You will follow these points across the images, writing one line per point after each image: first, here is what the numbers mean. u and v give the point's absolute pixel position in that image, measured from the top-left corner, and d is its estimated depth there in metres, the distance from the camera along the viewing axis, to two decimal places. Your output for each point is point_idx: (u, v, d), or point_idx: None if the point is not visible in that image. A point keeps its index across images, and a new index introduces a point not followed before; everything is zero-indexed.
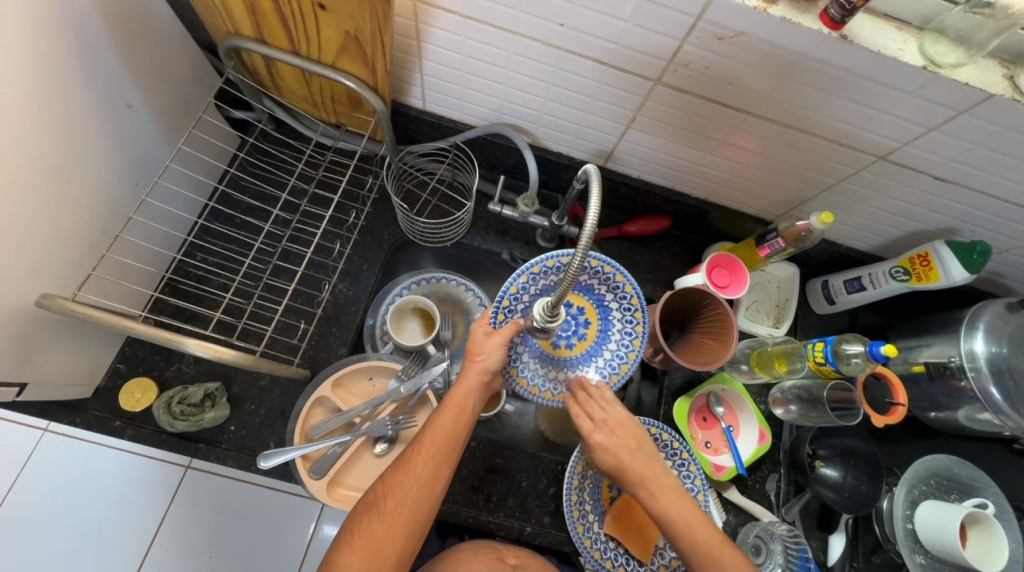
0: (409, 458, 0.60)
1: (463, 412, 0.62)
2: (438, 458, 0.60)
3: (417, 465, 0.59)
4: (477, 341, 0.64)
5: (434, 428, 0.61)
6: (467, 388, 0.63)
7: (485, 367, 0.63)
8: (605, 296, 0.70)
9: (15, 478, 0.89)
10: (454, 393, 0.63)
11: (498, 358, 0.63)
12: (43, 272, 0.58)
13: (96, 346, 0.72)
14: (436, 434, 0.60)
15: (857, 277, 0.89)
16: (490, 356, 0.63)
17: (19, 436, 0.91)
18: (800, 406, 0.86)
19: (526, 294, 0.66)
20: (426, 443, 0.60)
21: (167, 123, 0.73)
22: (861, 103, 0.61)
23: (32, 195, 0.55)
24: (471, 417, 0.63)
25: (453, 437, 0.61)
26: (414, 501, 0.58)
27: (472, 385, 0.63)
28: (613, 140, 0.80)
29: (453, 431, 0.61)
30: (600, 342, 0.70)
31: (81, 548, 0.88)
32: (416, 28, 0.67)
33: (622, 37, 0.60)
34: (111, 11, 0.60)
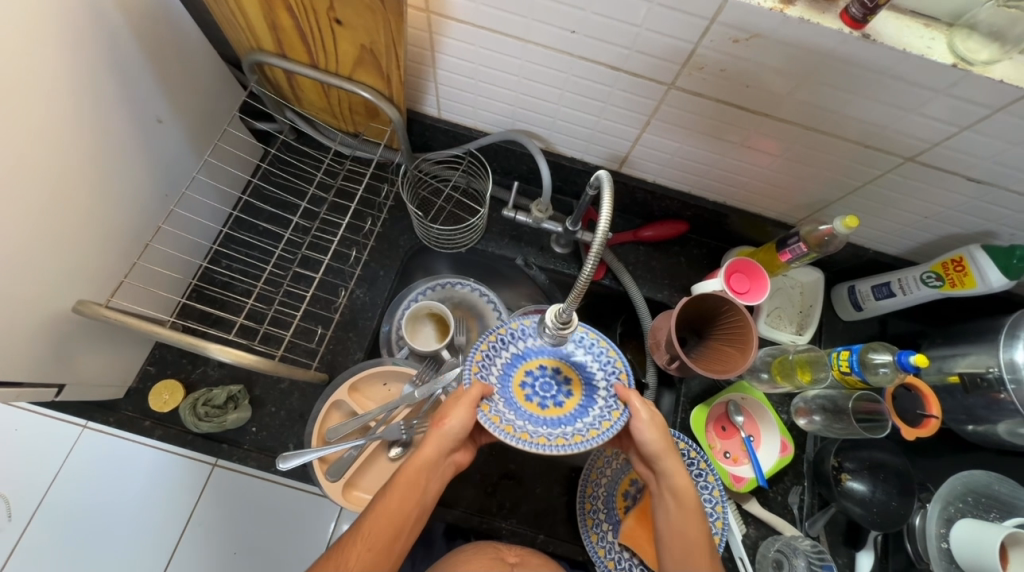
0: (346, 548, 0.57)
1: (414, 490, 0.59)
2: (374, 556, 0.56)
3: (352, 560, 0.56)
4: (446, 404, 0.60)
5: (378, 513, 0.58)
6: (420, 462, 0.59)
7: (445, 436, 0.59)
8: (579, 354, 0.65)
9: (56, 472, 0.94)
10: (407, 468, 0.59)
11: (461, 426, 0.58)
12: (79, 280, 0.62)
13: (129, 349, 0.75)
14: (377, 523, 0.57)
15: (885, 283, 0.85)
16: (452, 422, 0.58)
17: (60, 434, 0.96)
18: (824, 417, 0.83)
19: (491, 362, 0.62)
20: (366, 531, 0.57)
21: (195, 136, 0.77)
22: (886, 103, 0.58)
23: (67, 208, 0.58)
24: (423, 496, 0.60)
25: (396, 523, 0.58)
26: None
27: (425, 461, 0.59)
28: (627, 145, 0.79)
29: (400, 513, 0.58)
30: (589, 394, 0.61)
31: (115, 540, 0.92)
32: (430, 40, 0.68)
33: (635, 43, 0.60)
34: (142, 32, 0.63)
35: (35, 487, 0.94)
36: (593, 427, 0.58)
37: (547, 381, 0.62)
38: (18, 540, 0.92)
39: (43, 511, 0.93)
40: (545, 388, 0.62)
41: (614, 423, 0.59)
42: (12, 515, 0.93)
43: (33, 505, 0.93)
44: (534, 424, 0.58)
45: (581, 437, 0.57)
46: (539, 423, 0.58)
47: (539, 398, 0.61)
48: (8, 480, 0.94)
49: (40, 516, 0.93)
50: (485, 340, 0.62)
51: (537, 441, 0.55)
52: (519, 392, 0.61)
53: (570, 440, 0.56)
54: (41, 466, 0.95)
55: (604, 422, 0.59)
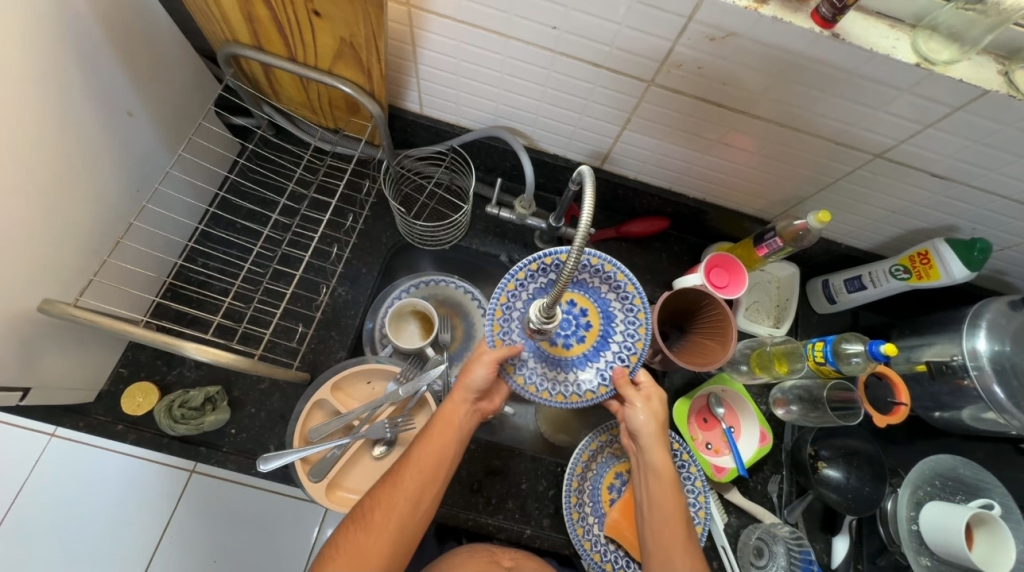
0: (400, 473, 0.61)
1: (450, 429, 0.64)
2: (427, 482, 0.61)
3: (405, 482, 0.61)
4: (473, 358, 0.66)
5: (421, 448, 0.63)
6: (451, 407, 0.65)
7: (469, 385, 0.64)
8: (609, 300, 0.67)
9: (22, 483, 0.90)
10: (442, 410, 0.65)
11: (483, 377, 0.63)
12: (45, 278, 0.59)
13: (99, 351, 0.73)
14: (422, 454, 0.62)
15: (857, 276, 0.88)
16: (474, 374, 0.63)
17: (26, 443, 0.92)
18: (801, 406, 0.85)
19: (520, 297, 0.65)
20: (417, 458, 0.62)
21: (168, 130, 0.75)
22: (855, 101, 0.61)
23: (32, 204, 0.56)
24: (458, 436, 0.64)
25: (443, 452, 0.63)
26: (397, 520, 0.59)
27: (456, 404, 0.65)
28: (609, 142, 0.80)
29: (448, 445, 0.63)
30: (602, 347, 0.65)
31: (85, 553, 0.89)
32: (412, 34, 0.67)
33: (615, 40, 0.61)
34: (110, 21, 0.61)
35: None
36: (587, 389, 0.63)
37: (569, 319, 0.66)
38: None
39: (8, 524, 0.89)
40: (566, 326, 0.65)
41: (596, 397, 0.63)
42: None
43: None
44: (535, 362, 0.64)
45: (563, 396, 0.62)
46: (540, 362, 0.64)
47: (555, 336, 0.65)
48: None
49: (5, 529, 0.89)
50: (525, 268, 0.64)
51: (528, 386, 0.62)
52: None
53: (562, 396, 0.62)
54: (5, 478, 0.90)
55: (601, 386, 0.64)
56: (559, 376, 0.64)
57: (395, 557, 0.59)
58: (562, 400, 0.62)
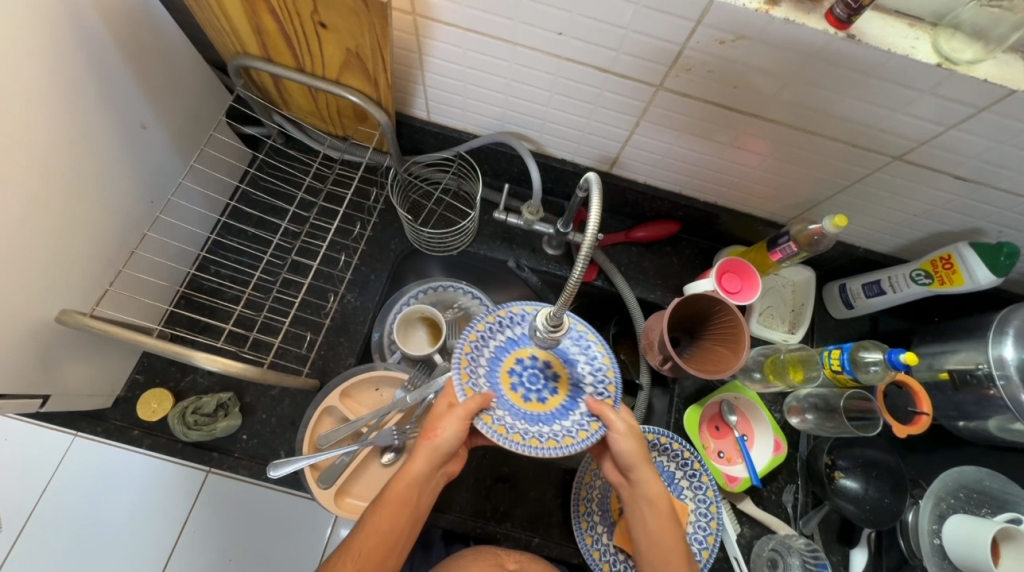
0: (336, 566, 0.56)
1: (403, 507, 0.59)
2: None
3: (346, 569, 0.56)
4: (438, 416, 0.60)
5: (366, 532, 0.58)
6: (409, 480, 0.59)
7: (436, 449, 0.59)
8: (571, 349, 0.65)
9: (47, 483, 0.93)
10: (397, 485, 0.59)
11: (453, 440, 0.58)
12: (63, 289, 0.61)
13: (116, 358, 0.75)
14: (367, 540, 0.57)
15: (875, 281, 0.85)
16: (444, 436, 0.58)
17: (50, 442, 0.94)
18: (817, 415, 0.83)
19: (481, 355, 0.62)
20: (356, 548, 0.57)
21: (180, 141, 0.76)
22: (874, 102, 0.58)
23: (51, 218, 0.58)
24: (413, 511, 0.60)
25: (391, 537, 0.58)
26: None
27: (411, 478, 0.59)
28: (617, 147, 0.79)
29: (397, 526, 0.58)
30: (575, 395, 0.62)
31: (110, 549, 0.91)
32: (417, 42, 0.67)
33: (622, 45, 0.60)
34: (124, 37, 0.62)
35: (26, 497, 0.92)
36: (568, 434, 0.58)
37: (535, 372, 0.63)
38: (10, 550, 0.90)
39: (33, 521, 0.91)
40: (532, 381, 0.63)
41: (580, 440, 0.58)
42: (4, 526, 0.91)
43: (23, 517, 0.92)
44: (512, 416, 0.58)
45: (548, 443, 0.57)
46: (517, 416, 0.59)
47: (523, 390, 0.61)
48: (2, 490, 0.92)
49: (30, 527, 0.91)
50: (484, 320, 0.64)
51: (512, 437, 0.56)
52: (506, 379, 0.62)
53: (544, 442, 0.57)
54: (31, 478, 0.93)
55: (581, 431, 0.59)
56: (540, 426, 0.58)
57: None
58: (549, 446, 0.57)
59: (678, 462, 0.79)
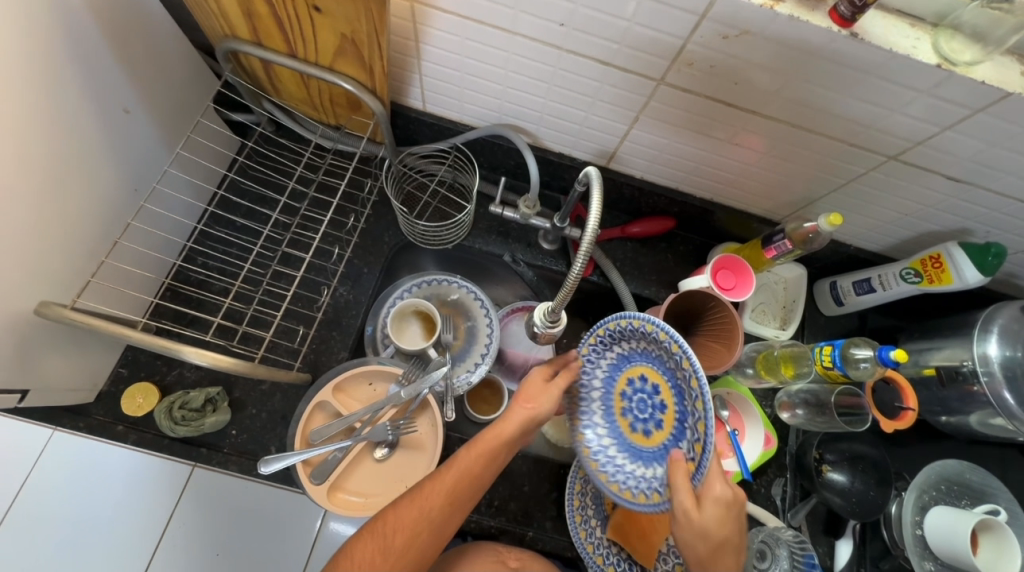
0: (407, 505, 0.55)
1: (491, 460, 0.57)
2: (440, 517, 0.55)
3: (432, 508, 0.54)
4: (534, 385, 0.60)
5: (450, 470, 0.56)
6: (503, 433, 0.58)
7: (535, 416, 0.59)
8: (675, 378, 0.59)
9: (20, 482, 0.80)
10: (490, 434, 0.58)
11: (551, 409, 0.59)
12: (41, 281, 0.58)
13: (99, 352, 0.72)
14: (450, 477, 0.56)
15: (866, 278, 0.87)
16: (545, 405, 0.59)
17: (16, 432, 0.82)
18: (807, 410, 0.85)
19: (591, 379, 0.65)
20: (438, 483, 0.55)
21: (165, 128, 0.73)
22: (871, 102, 0.59)
23: (29, 206, 0.55)
24: (499, 466, 0.58)
25: (472, 485, 0.56)
26: (419, 547, 0.54)
27: (507, 431, 0.58)
28: (615, 141, 0.79)
29: (478, 477, 0.56)
30: (680, 431, 0.60)
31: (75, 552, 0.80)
32: (414, 29, 0.66)
33: (624, 38, 0.59)
34: (106, 18, 0.59)
35: None
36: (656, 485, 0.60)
37: (644, 400, 0.64)
38: None
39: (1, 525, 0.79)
40: (642, 408, 0.64)
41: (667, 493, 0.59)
42: None
43: None
44: (614, 446, 0.64)
45: (631, 493, 0.61)
46: (621, 447, 0.64)
47: (633, 417, 0.64)
48: None
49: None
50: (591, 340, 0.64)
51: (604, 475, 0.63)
52: (620, 404, 0.65)
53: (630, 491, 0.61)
54: None
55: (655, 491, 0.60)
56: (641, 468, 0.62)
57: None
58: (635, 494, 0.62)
59: None
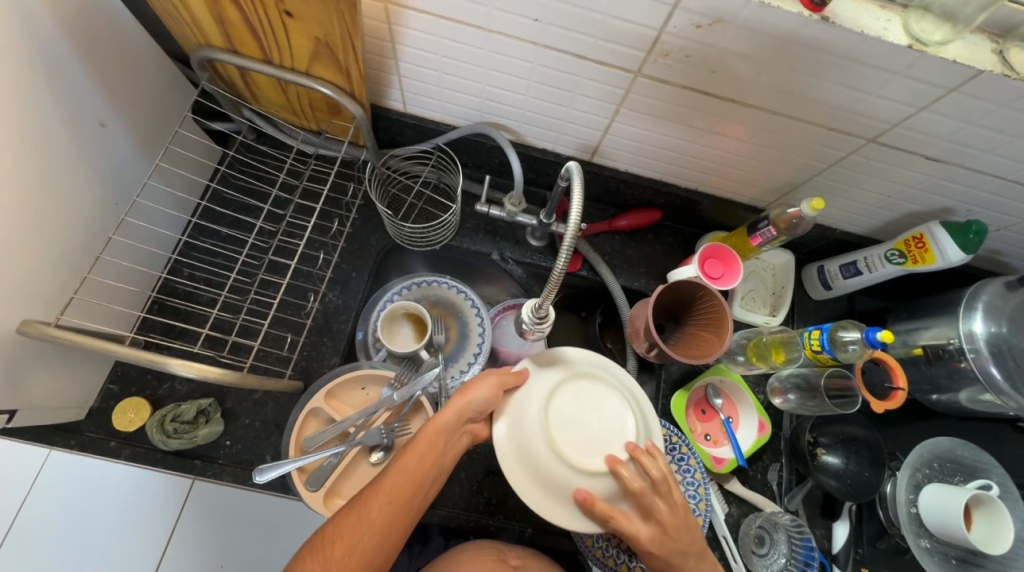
0: (366, 505, 0.55)
1: (432, 450, 0.58)
2: (395, 513, 0.55)
3: (374, 511, 0.54)
4: (470, 380, 0.63)
5: (396, 470, 0.57)
6: (439, 425, 0.59)
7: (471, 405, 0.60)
8: None
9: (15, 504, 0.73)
10: (428, 428, 0.59)
11: (487, 398, 0.61)
12: (24, 299, 0.58)
13: (87, 368, 0.72)
14: (398, 476, 0.56)
15: (852, 262, 0.87)
16: (478, 394, 0.60)
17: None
18: (799, 395, 0.85)
19: None
20: (388, 484, 0.56)
21: (144, 140, 0.73)
22: (846, 85, 0.59)
23: (7, 225, 0.55)
24: (441, 459, 0.59)
25: (419, 479, 0.57)
26: (362, 551, 0.53)
27: (442, 423, 0.59)
28: (598, 135, 0.79)
29: (424, 472, 0.57)
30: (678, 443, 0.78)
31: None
32: (390, 30, 0.65)
33: (599, 31, 0.59)
34: (76, 32, 0.59)
35: None
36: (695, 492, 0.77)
37: None
38: None
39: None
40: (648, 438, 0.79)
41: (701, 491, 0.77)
42: None
43: None
44: None
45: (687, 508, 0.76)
46: None
47: None
48: None
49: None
50: None
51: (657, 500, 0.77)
52: None
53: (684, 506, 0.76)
54: None
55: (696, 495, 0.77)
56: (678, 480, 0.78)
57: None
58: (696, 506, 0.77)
59: (666, 446, 0.80)
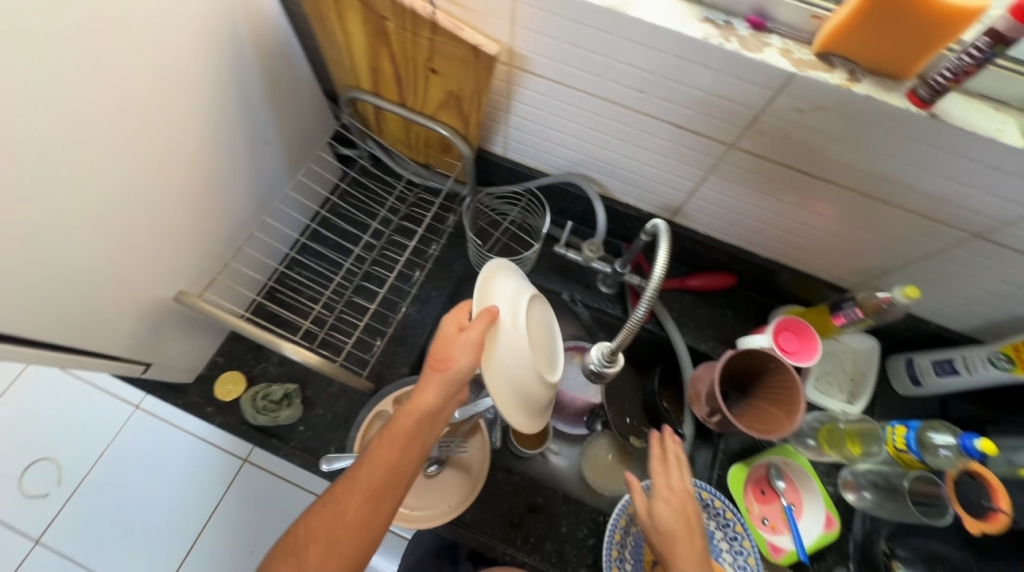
0: (342, 499, 0.50)
1: (413, 437, 0.54)
2: (379, 503, 0.51)
3: (349, 506, 0.50)
4: (444, 343, 0.55)
5: (374, 461, 0.52)
6: (421, 409, 0.54)
7: (450, 377, 0.54)
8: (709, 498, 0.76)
9: (106, 447, 1.11)
10: (407, 413, 0.54)
11: (471, 367, 0.54)
12: (178, 273, 0.70)
13: (205, 338, 0.83)
14: (375, 467, 0.52)
15: (948, 359, 0.82)
16: (461, 364, 0.53)
17: (117, 414, 1.13)
18: (876, 494, 0.78)
19: None
20: (364, 476, 0.51)
21: (290, 156, 0.87)
22: (953, 178, 0.59)
23: (186, 214, 0.68)
24: (423, 446, 0.54)
25: (398, 469, 0.52)
26: (338, 561, 0.48)
27: (425, 406, 0.54)
28: (682, 197, 0.83)
29: (406, 457, 0.53)
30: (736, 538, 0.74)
31: (145, 512, 1.07)
32: (508, 89, 0.75)
33: (700, 106, 0.64)
34: (267, 71, 0.74)
35: (87, 459, 1.10)
36: None
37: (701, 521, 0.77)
38: (67, 497, 1.08)
39: (87, 480, 1.09)
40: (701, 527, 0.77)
41: None
42: (62, 480, 1.09)
43: (83, 470, 1.10)
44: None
45: None
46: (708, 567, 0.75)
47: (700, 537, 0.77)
48: (74, 443, 1.12)
49: (89, 482, 1.09)
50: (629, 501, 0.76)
51: None
52: None
53: None
54: (92, 443, 1.11)
55: None
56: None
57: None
58: None
59: (718, 521, 0.76)
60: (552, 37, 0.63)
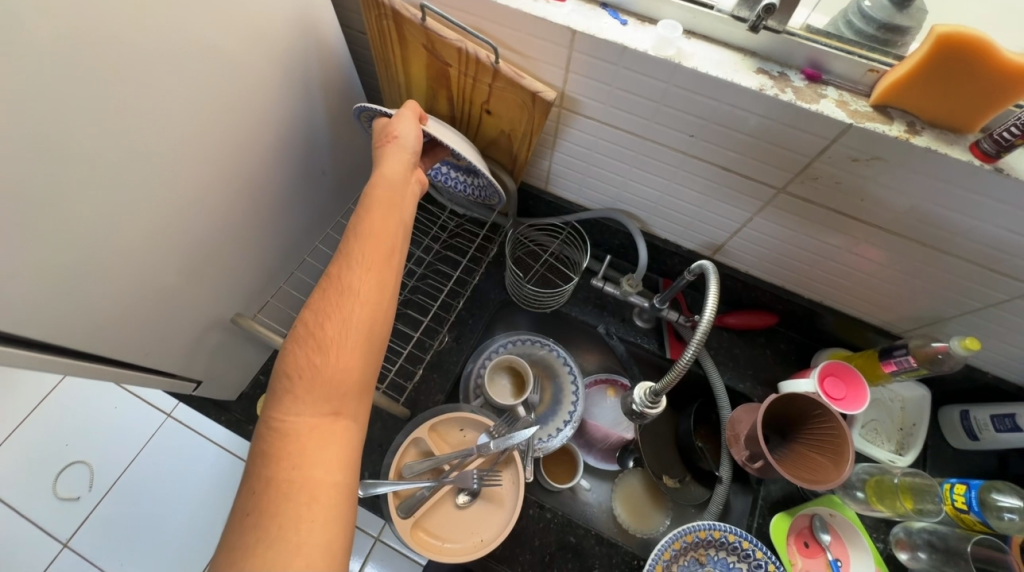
0: (345, 274, 0.54)
1: (393, 209, 0.60)
2: (384, 266, 0.56)
3: (355, 274, 0.54)
4: (390, 125, 0.64)
5: (365, 232, 0.57)
6: (389, 177, 0.61)
7: (404, 148, 0.63)
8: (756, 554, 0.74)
9: (135, 454, 1.13)
10: (378, 186, 0.61)
11: (416, 138, 0.65)
12: (234, 295, 0.73)
13: (251, 357, 0.86)
14: (369, 236, 0.56)
15: (1009, 414, 0.78)
16: (407, 131, 0.64)
17: (149, 421, 1.15)
18: (932, 556, 0.74)
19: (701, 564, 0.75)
20: (356, 250, 0.55)
21: (340, 185, 0.91)
22: (1018, 232, 0.58)
23: (248, 240, 0.72)
24: (404, 214, 0.61)
25: (389, 237, 0.58)
26: (359, 320, 0.52)
27: (391, 177, 0.61)
28: (724, 236, 0.83)
29: (394, 223, 0.59)
30: None
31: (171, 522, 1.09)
32: (556, 128, 0.77)
33: (749, 151, 0.65)
34: (330, 108, 0.78)
35: (116, 466, 1.13)
36: None
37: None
38: (95, 504, 1.10)
39: (116, 488, 1.11)
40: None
41: None
42: (92, 486, 1.11)
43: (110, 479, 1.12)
44: None
45: None
46: None
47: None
48: (104, 449, 1.14)
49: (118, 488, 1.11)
50: (671, 546, 0.73)
51: None
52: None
53: None
54: (122, 451, 1.13)
55: None
56: None
57: (369, 367, 0.53)
58: None
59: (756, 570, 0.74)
60: (604, 83, 0.65)
